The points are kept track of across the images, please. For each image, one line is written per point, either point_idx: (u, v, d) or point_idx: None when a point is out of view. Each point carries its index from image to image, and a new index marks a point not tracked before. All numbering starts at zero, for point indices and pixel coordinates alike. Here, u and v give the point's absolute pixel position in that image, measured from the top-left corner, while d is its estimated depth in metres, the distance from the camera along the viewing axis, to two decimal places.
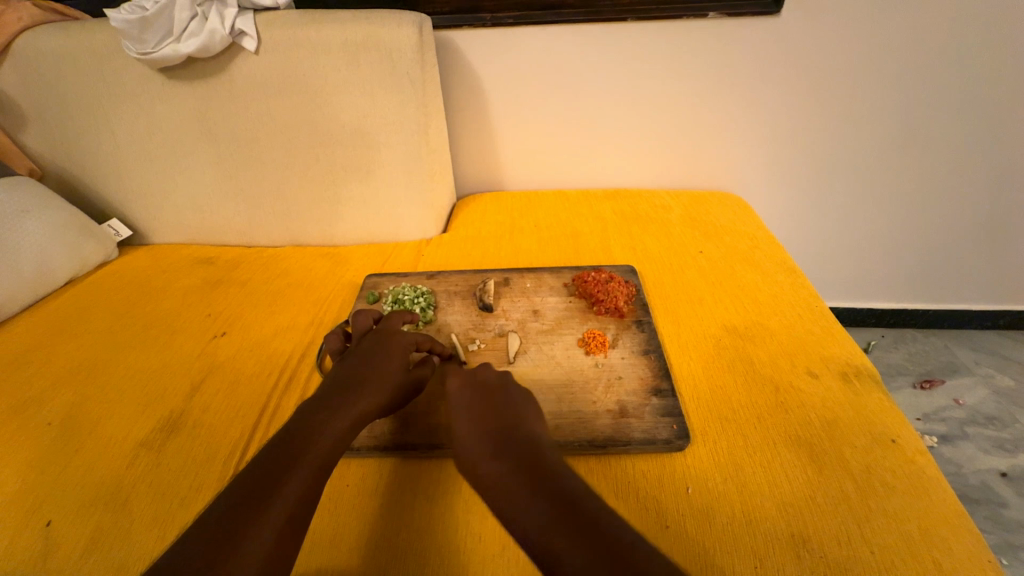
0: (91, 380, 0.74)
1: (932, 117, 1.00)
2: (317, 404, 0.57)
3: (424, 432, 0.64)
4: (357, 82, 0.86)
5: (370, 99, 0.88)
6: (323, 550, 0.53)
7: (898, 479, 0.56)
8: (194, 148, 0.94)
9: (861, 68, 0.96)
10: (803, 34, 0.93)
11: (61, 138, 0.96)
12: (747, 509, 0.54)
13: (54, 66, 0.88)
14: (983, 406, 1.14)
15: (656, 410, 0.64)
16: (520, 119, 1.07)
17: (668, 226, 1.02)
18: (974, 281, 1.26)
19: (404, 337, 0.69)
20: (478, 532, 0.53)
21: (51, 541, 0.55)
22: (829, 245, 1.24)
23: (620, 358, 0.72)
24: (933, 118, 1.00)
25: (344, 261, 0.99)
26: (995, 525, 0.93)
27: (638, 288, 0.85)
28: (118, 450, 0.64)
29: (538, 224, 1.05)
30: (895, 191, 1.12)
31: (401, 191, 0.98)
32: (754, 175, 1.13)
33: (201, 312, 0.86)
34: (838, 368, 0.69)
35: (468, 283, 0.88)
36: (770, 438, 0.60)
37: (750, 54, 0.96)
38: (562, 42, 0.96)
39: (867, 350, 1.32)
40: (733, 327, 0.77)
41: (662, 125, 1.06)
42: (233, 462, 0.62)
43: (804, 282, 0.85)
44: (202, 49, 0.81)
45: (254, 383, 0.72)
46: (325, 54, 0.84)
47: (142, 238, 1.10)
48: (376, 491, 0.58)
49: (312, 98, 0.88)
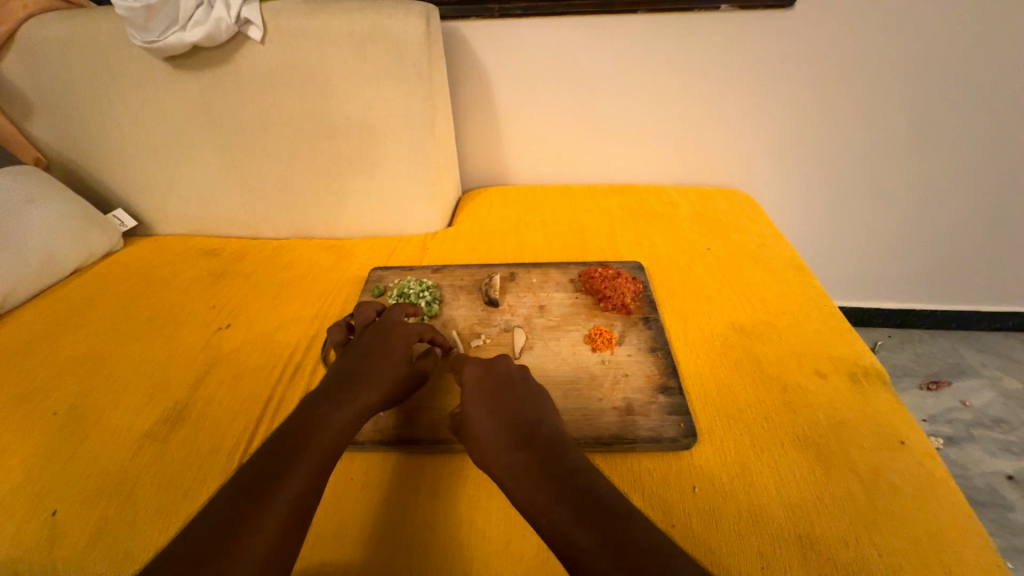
0: (96, 370, 0.71)
1: (947, 114, 0.95)
2: (320, 398, 0.53)
3: (428, 425, 0.59)
4: (349, 71, 0.82)
5: (366, 88, 0.83)
6: (323, 548, 0.49)
7: (907, 481, 0.51)
8: (196, 139, 0.90)
9: (876, 63, 0.91)
10: (818, 29, 0.88)
11: (64, 128, 0.92)
12: (751, 509, 0.50)
13: (54, 52, 0.83)
14: (991, 409, 1.09)
15: (663, 408, 0.60)
16: (526, 112, 1.02)
17: (677, 221, 0.97)
18: (987, 283, 1.20)
19: (405, 328, 0.64)
20: (484, 530, 0.49)
21: (55, 532, 0.52)
22: (836, 245, 1.19)
23: (626, 355, 0.68)
24: (949, 115, 0.95)
25: (348, 254, 0.95)
26: (1000, 528, 0.88)
27: (646, 284, 0.80)
28: (122, 440, 0.60)
29: (544, 218, 1.00)
30: (905, 190, 1.06)
31: (406, 184, 0.93)
32: (761, 172, 1.08)
33: (206, 303, 0.83)
34: (847, 367, 0.65)
35: (473, 277, 0.84)
36: (774, 437, 0.56)
37: (762, 48, 0.91)
38: (574, 33, 0.91)
39: (873, 349, 1.26)
40: (741, 325, 0.72)
41: (669, 120, 1.01)
42: (238, 456, 0.58)
43: (814, 281, 0.80)
44: (207, 39, 0.77)
45: (258, 375, 0.68)
46: (321, 42, 0.80)
47: (147, 230, 1.06)
48: (378, 485, 0.54)
49: (307, 88, 0.84)
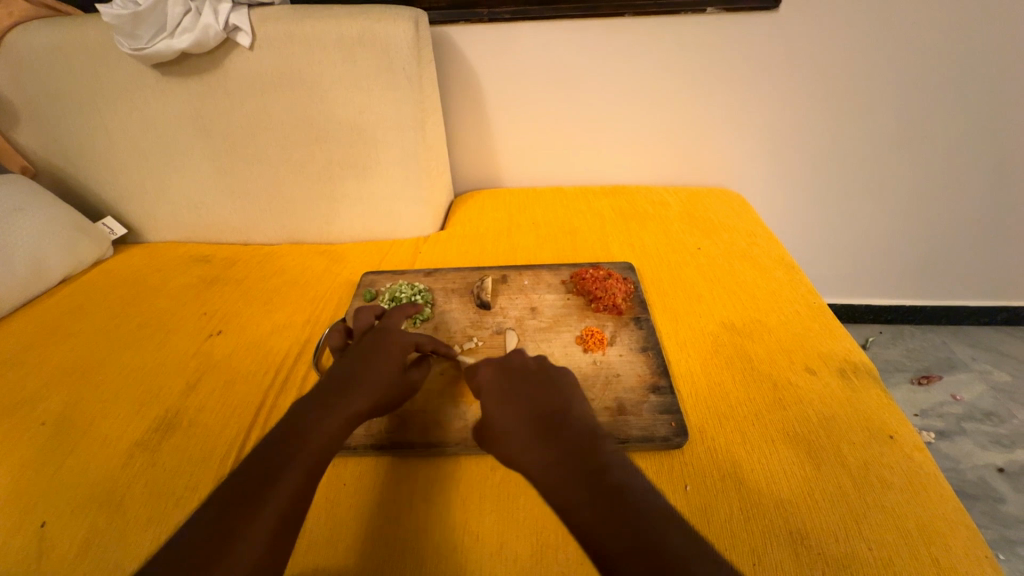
0: (86, 380, 0.72)
1: (934, 116, 0.98)
2: (309, 403, 0.53)
3: (420, 429, 0.60)
4: (351, 79, 0.84)
5: (365, 95, 0.85)
6: (319, 552, 0.50)
7: (896, 475, 0.53)
8: (189, 146, 0.92)
9: (863, 68, 0.93)
10: (801, 33, 0.90)
11: (54, 134, 0.93)
12: (745, 506, 0.52)
13: (41, 61, 0.84)
14: (981, 401, 1.12)
15: (654, 407, 0.61)
16: (518, 115, 1.04)
17: (667, 222, 0.99)
18: (972, 277, 1.23)
19: (401, 336, 0.64)
20: (477, 532, 0.51)
21: (44, 543, 0.53)
22: (826, 241, 1.22)
23: (617, 355, 0.69)
24: (936, 117, 0.98)
25: (341, 259, 0.96)
26: (993, 520, 0.91)
27: (636, 285, 0.82)
28: (113, 450, 0.61)
29: (536, 221, 1.02)
30: (895, 189, 1.09)
31: (399, 189, 0.95)
32: (751, 172, 1.11)
33: (196, 310, 0.84)
34: (837, 364, 0.67)
35: (465, 280, 0.85)
36: (767, 435, 0.58)
37: (750, 54, 0.93)
38: (563, 37, 0.93)
39: (865, 346, 1.29)
40: (732, 324, 0.74)
41: (661, 122, 1.04)
42: (229, 461, 0.59)
43: (802, 277, 0.83)
44: (196, 46, 0.78)
45: (249, 381, 0.70)
46: (319, 49, 0.81)
47: (137, 236, 1.07)
48: (372, 490, 0.56)
49: (307, 94, 0.85)
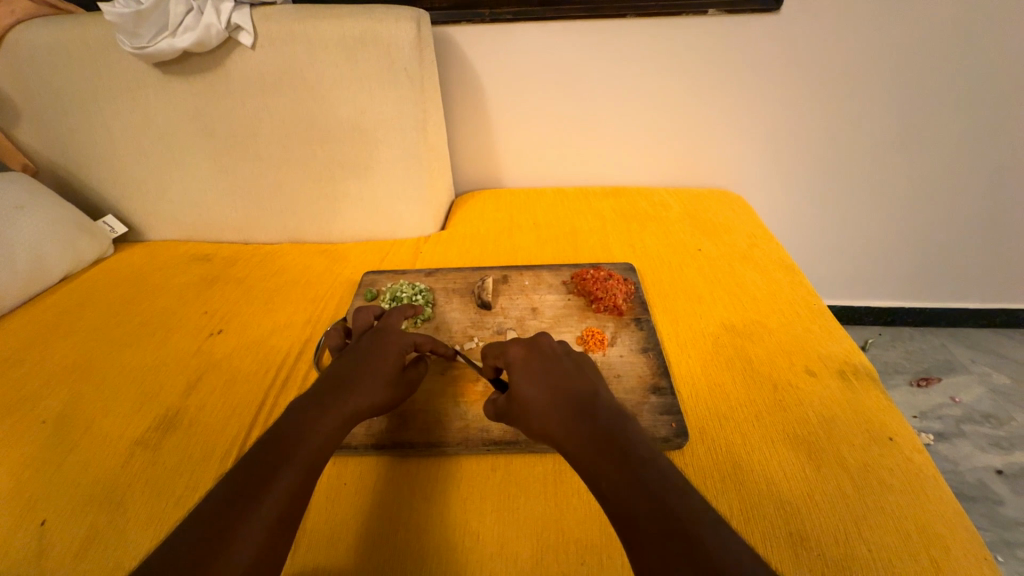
0: (87, 378, 0.72)
1: (935, 119, 0.98)
2: (307, 402, 0.53)
3: (421, 429, 0.61)
4: (354, 79, 0.84)
5: (368, 96, 0.85)
6: (319, 552, 0.51)
7: (896, 477, 0.54)
8: (191, 144, 0.92)
9: (864, 71, 0.94)
10: (802, 36, 0.91)
11: (54, 131, 0.93)
12: (745, 508, 0.52)
13: (43, 58, 0.85)
14: (980, 404, 1.12)
15: (654, 408, 0.62)
16: (520, 116, 1.05)
17: (668, 223, 1.00)
18: (972, 279, 1.24)
19: (400, 335, 0.64)
20: (477, 533, 0.51)
21: (43, 540, 0.53)
22: (827, 242, 1.22)
23: (618, 355, 0.70)
24: (937, 121, 0.98)
25: (342, 258, 0.97)
26: (991, 522, 0.91)
27: (637, 286, 0.82)
28: (114, 449, 0.61)
29: (537, 222, 1.02)
30: (895, 192, 1.10)
31: (400, 189, 0.96)
32: (751, 174, 1.11)
33: (198, 310, 0.84)
34: (837, 366, 0.67)
35: (465, 281, 0.86)
36: (768, 437, 0.58)
37: (751, 56, 0.94)
38: (565, 38, 0.93)
39: (865, 347, 1.30)
40: (732, 325, 0.75)
41: (662, 124, 1.04)
42: (229, 462, 0.60)
43: (802, 280, 0.83)
44: (198, 45, 0.78)
45: (250, 381, 0.70)
46: (322, 51, 0.81)
47: (137, 235, 1.07)
48: (373, 490, 0.56)
49: (312, 95, 0.85)
